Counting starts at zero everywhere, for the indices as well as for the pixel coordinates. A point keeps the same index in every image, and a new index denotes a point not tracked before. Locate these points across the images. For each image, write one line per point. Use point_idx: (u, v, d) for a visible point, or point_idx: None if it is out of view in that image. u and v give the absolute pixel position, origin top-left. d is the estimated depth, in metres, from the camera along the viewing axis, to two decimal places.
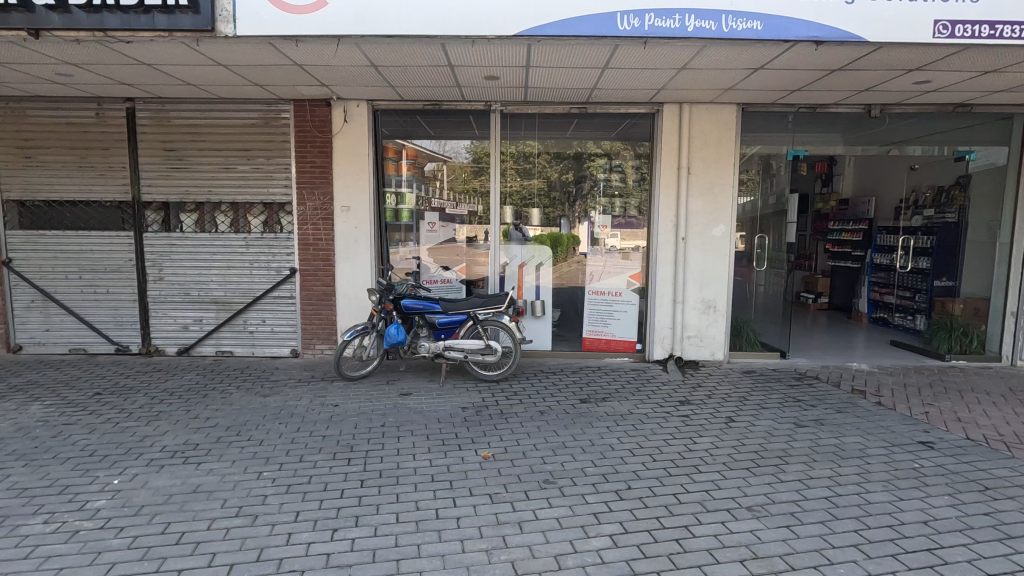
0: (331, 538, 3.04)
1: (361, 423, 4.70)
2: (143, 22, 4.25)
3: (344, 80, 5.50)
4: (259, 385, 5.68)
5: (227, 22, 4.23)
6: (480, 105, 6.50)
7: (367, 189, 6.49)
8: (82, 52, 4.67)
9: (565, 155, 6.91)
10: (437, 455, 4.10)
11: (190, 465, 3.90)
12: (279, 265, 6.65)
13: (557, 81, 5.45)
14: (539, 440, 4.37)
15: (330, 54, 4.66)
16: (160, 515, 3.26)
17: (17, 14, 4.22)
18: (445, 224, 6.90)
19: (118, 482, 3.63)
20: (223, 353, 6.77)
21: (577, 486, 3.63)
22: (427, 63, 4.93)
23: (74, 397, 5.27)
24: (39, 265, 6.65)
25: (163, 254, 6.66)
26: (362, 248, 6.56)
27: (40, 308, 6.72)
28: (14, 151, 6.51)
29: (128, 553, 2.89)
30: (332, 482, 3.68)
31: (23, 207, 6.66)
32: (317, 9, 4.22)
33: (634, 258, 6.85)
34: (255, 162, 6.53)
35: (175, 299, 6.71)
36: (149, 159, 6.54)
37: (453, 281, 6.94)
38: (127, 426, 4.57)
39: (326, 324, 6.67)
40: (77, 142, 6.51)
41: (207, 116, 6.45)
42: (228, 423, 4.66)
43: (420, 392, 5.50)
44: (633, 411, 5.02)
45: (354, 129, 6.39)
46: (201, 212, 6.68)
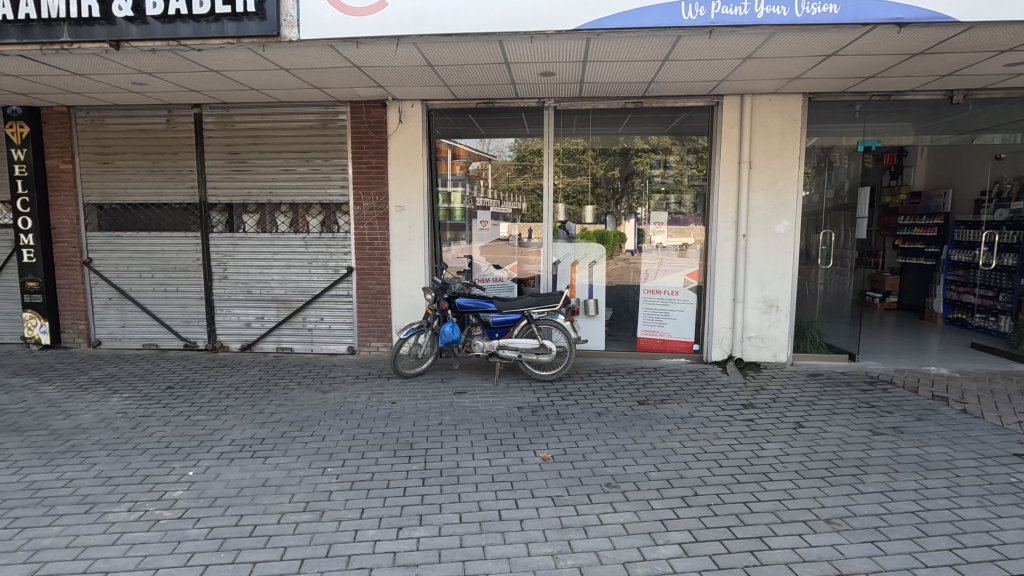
0: (397, 536, 3.06)
1: (418, 420, 4.74)
2: (213, 30, 4.40)
3: (401, 81, 5.55)
4: (318, 382, 5.83)
5: (291, 27, 4.34)
6: (533, 102, 6.46)
7: (420, 188, 6.54)
8: (157, 61, 4.89)
9: (611, 151, 6.76)
10: (496, 455, 4.08)
11: (258, 459, 4.03)
12: (337, 264, 6.80)
13: (613, 75, 5.33)
14: (598, 442, 4.28)
15: (389, 55, 4.71)
16: (233, 507, 3.37)
17: (100, 26, 4.46)
18: (497, 223, 6.87)
19: (192, 474, 3.78)
20: (283, 350, 6.99)
21: (641, 491, 3.53)
22: (484, 62, 4.91)
23: (149, 390, 5.54)
24: (116, 264, 7.04)
25: (227, 254, 6.92)
26: (416, 247, 6.63)
27: (117, 306, 7.11)
28: (93, 157, 6.91)
29: (206, 543, 3.00)
30: (394, 479, 3.72)
31: (103, 210, 7.05)
32: (377, 11, 4.27)
33: (692, 256, 6.64)
34: (314, 163, 6.68)
35: (238, 297, 6.97)
36: (215, 162, 6.80)
37: (505, 280, 6.91)
38: (198, 420, 4.76)
39: (381, 322, 6.79)
40: (149, 148, 6.84)
41: (268, 120, 6.66)
42: (292, 419, 4.79)
43: (475, 390, 5.51)
44: (694, 414, 4.86)
45: (409, 129, 6.46)
46: (262, 213, 6.89)
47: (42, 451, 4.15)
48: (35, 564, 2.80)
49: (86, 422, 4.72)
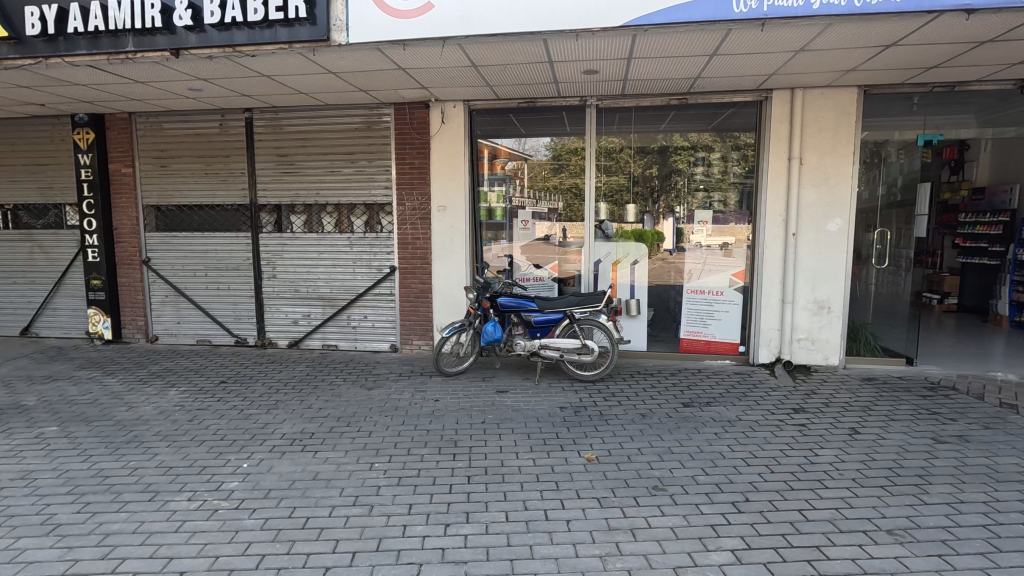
0: (445, 533, 3.09)
1: (462, 418, 4.77)
2: (266, 36, 4.54)
3: (444, 82, 5.60)
4: (363, 379, 5.94)
5: (340, 31, 4.44)
6: (575, 100, 6.42)
7: (462, 188, 6.59)
8: (214, 68, 5.08)
9: (650, 149, 6.65)
10: (540, 455, 4.07)
11: (309, 453, 4.14)
12: (380, 264, 6.92)
13: (658, 72, 5.25)
14: (643, 444, 4.22)
15: (435, 57, 4.76)
16: (286, 499, 3.47)
17: (162, 36, 4.67)
18: (538, 222, 6.86)
19: (247, 466, 3.92)
20: (328, 347, 7.16)
21: (689, 495, 3.46)
22: (528, 61, 4.91)
23: (203, 384, 5.78)
24: (172, 263, 7.35)
25: (276, 253, 7.14)
26: (457, 246, 6.68)
27: (172, 304, 7.43)
28: (151, 161, 7.23)
29: (261, 534, 3.09)
30: (441, 476, 3.75)
31: (160, 211, 7.37)
32: (423, 13, 4.33)
33: (737, 255, 6.47)
34: (359, 164, 6.81)
35: (286, 295, 7.17)
36: (265, 165, 7.02)
37: (546, 279, 6.89)
38: (250, 413, 4.93)
39: (423, 320, 6.88)
40: (203, 151, 7.11)
41: (315, 122, 6.83)
42: (339, 414, 4.90)
43: (516, 390, 5.51)
44: (741, 417, 4.73)
45: (451, 130, 6.52)
46: (309, 213, 7.06)
47: (108, 440, 4.38)
48: (106, 548, 2.96)
49: (147, 414, 4.95)
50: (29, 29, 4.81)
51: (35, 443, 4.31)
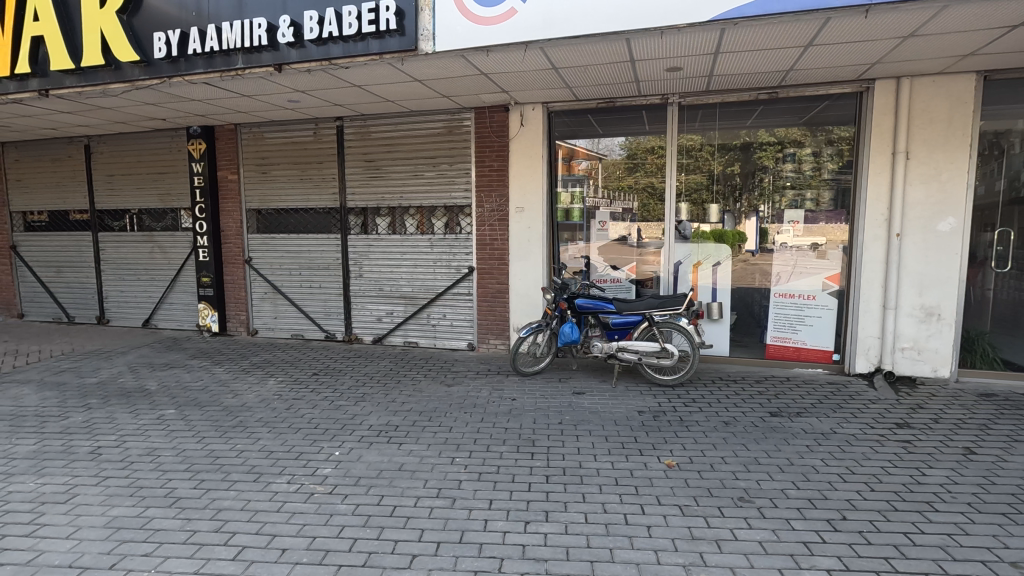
0: (525, 530, 3.14)
1: (539, 418, 4.81)
2: (359, 48, 4.80)
3: (525, 85, 5.67)
4: (443, 375, 6.14)
5: (427, 40, 4.62)
6: (656, 99, 6.28)
7: (540, 189, 6.65)
8: (311, 81, 5.45)
9: (732, 146, 6.40)
10: (618, 458, 4.03)
11: (394, 445, 4.33)
12: (459, 265, 7.11)
13: (746, 66, 5.04)
14: (727, 453, 4.07)
15: (517, 61, 4.84)
16: (374, 487, 3.66)
17: (267, 53, 5.06)
18: (615, 222, 6.78)
19: (338, 454, 4.17)
20: (409, 343, 7.45)
21: (779, 509, 3.30)
22: (609, 61, 4.87)
23: (298, 375, 6.20)
24: (270, 262, 7.93)
25: (363, 254, 7.52)
26: (534, 248, 6.75)
27: (271, 300, 8.02)
28: (254, 168, 7.83)
29: (353, 519, 3.28)
30: (519, 474, 3.81)
31: (261, 214, 7.97)
32: (506, 19, 4.42)
33: (832, 257, 6.09)
34: (440, 168, 7.04)
35: (371, 293, 7.54)
36: (354, 170, 7.41)
37: (623, 281, 6.81)
38: (341, 405, 5.23)
39: (500, 320, 7.00)
40: (299, 158, 7.62)
41: (400, 128, 7.12)
42: (420, 409, 5.09)
43: (593, 392, 5.48)
44: (835, 430, 4.44)
45: (530, 133, 6.60)
46: (393, 216, 7.38)
47: (217, 424, 4.80)
48: (219, 522, 3.26)
49: (249, 401, 5.38)
50: (156, 52, 5.37)
51: (157, 424, 4.82)
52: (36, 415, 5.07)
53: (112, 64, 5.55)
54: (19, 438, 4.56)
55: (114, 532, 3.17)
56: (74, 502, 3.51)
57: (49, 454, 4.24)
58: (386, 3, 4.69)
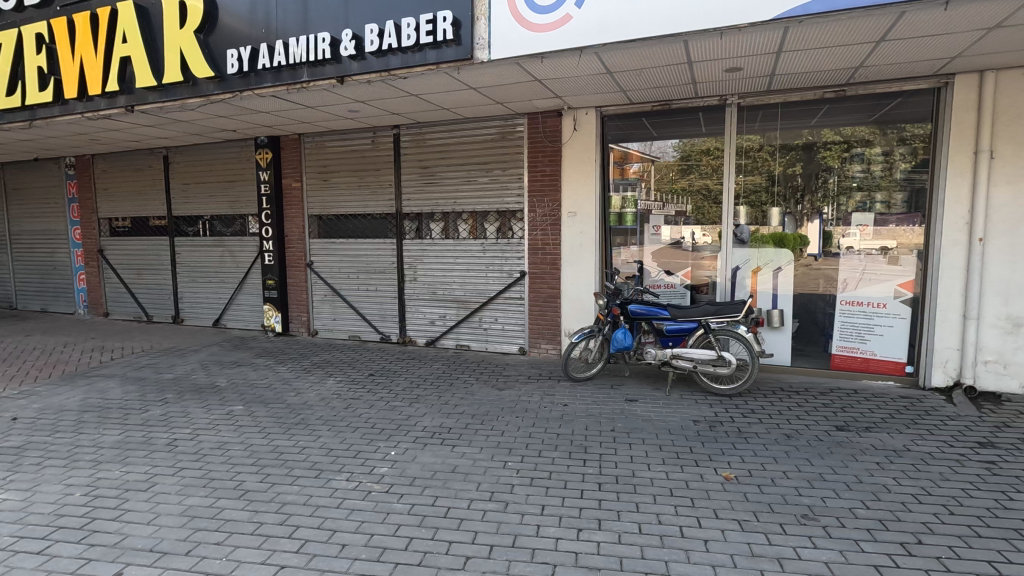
0: (577, 537, 3.12)
1: (591, 425, 4.78)
2: (417, 58, 4.93)
3: (578, 90, 5.66)
4: (494, 379, 6.19)
5: (483, 49, 4.70)
6: (714, 100, 6.12)
7: (593, 193, 6.61)
8: (371, 91, 5.64)
9: (794, 146, 6.18)
10: (673, 468, 3.94)
11: (447, 446, 4.41)
12: (511, 269, 7.16)
13: (810, 63, 4.84)
14: (788, 467, 3.91)
15: (571, 66, 4.85)
16: (429, 488, 3.74)
17: (330, 66, 5.28)
18: (669, 226, 6.66)
19: (394, 454, 4.28)
20: (461, 347, 7.57)
21: (847, 530, 3.13)
22: (666, 63, 4.79)
23: (356, 376, 6.41)
24: (330, 266, 8.25)
25: (417, 258, 7.69)
26: (586, 253, 6.71)
27: (330, 303, 8.34)
28: (315, 176, 8.17)
29: (409, 518, 3.36)
30: (571, 481, 3.79)
31: (321, 220, 8.30)
32: (561, 25, 4.43)
33: (904, 262, 5.73)
34: (493, 173, 7.11)
35: (425, 297, 7.70)
36: (409, 177, 7.61)
37: (678, 286, 6.67)
38: (396, 405, 5.38)
39: (551, 325, 7.00)
40: (358, 166, 7.89)
41: (454, 135, 7.25)
42: (473, 412, 5.16)
43: (646, 399, 5.39)
44: (909, 448, 4.18)
45: (582, 137, 6.57)
46: (446, 221, 7.51)
47: (280, 421, 5.04)
48: (283, 515, 3.42)
49: (310, 399, 5.62)
50: (229, 68, 5.71)
51: (226, 419, 5.10)
52: (120, 408, 5.47)
53: (189, 80, 5.94)
54: (106, 429, 4.93)
55: (189, 520, 3.39)
56: (153, 490, 3.77)
57: (131, 444, 4.57)
58: (443, 14, 4.80)
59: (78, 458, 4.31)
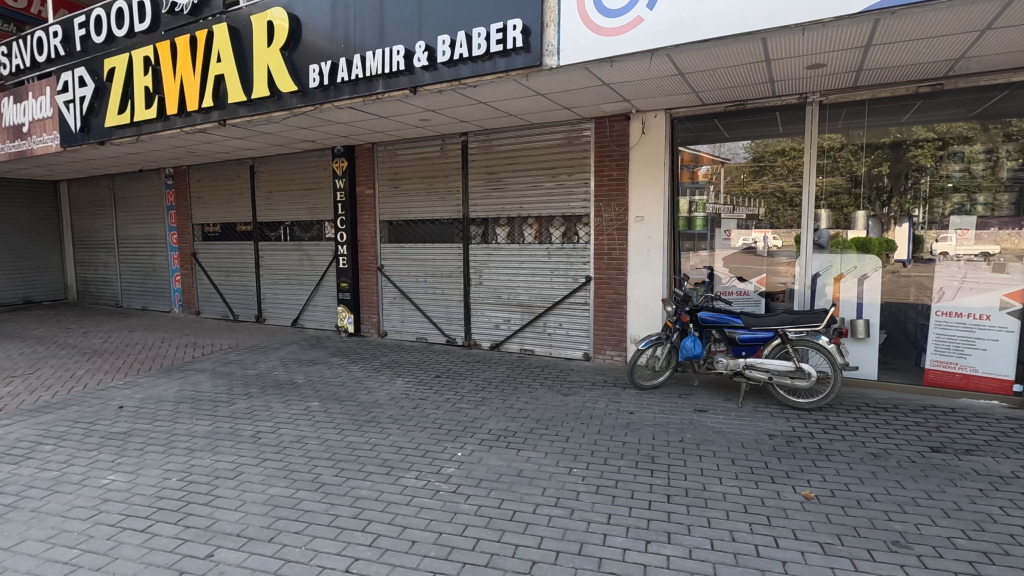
0: (646, 549, 3.06)
1: (658, 434, 4.67)
2: (487, 67, 5.02)
3: (648, 93, 5.57)
4: (559, 385, 6.17)
5: (552, 55, 4.73)
6: (793, 99, 5.84)
7: (661, 197, 6.47)
8: (442, 100, 5.81)
9: (880, 144, 5.80)
10: (746, 484, 3.78)
11: (513, 450, 4.45)
12: (576, 274, 7.13)
13: (903, 57, 4.52)
14: (876, 489, 3.65)
15: (642, 68, 4.78)
16: (495, 491, 3.78)
17: (404, 77, 5.48)
18: (742, 231, 6.42)
19: (461, 455, 4.36)
20: (525, 351, 7.61)
21: (945, 561, 2.88)
22: (742, 62, 4.63)
23: (424, 377, 6.59)
24: (399, 270, 8.53)
25: (483, 262, 7.80)
26: (654, 259, 6.58)
27: (399, 305, 8.62)
28: (387, 183, 8.49)
29: (476, 519, 3.41)
30: (639, 491, 3.72)
31: (392, 225, 8.60)
32: (632, 27, 4.38)
33: (1012, 270, 5.22)
34: (559, 179, 7.11)
35: (490, 301, 7.80)
36: (476, 182, 7.74)
37: (751, 293, 6.41)
38: (462, 407, 5.47)
39: (617, 331, 6.91)
40: (427, 173, 8.12)
41: (521, 141, 7.32)
42: (538, 417, 5.17)
43: (717, 410, 5.20)
44: (1018, 474, 3.79)
45: (651, 140, 6.45)
46: (512, 226, 7.58)
47: (354, 418, 5.26)
48: (357, 509, 3.57)
49: (380, 398, 5.82)
50: (311, 82, 6.04)
51: (305, 415, 5.38)
52: (210, 400, 5.90)
53: (275, 95, 6.34)
54: (198, 419, 5.34)
55: (272, 509, 3.60)
56: (240, 479, 4.04)
57: (220, 435, 4.92)
58: (513, 22, 4.86)
59: (174, 445, 4.69)
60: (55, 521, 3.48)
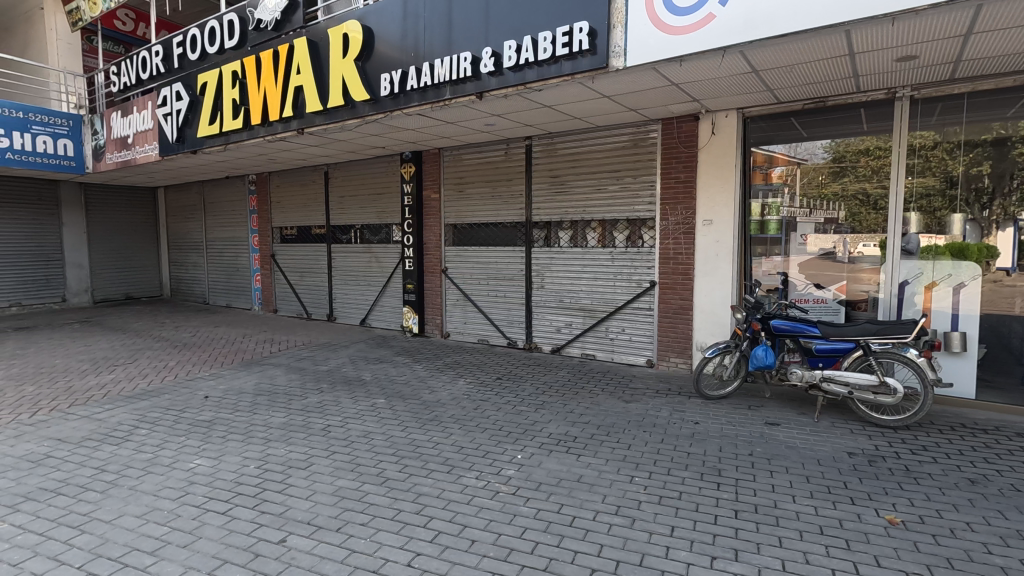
0: (711, 565, 2.94)
1: (725, 447, 4.48)
2: (552, 70, 5.03)
3: (719, 92, 5.39)
4: (621, 391, 6.05)
5: (618, 56, 4.68)
6: (880, 95, 5.46)
7: (732, 200, 6.22)
8: (507, 105, 5.87)
9: (981, 141, 5.34)
10: (823, 504, 3.55)
11: (573, 455, 4.41)
12: (640, 279, 6.99)
13: (1010, 45, 4.12)
14: (973, 519, 3.33)
15: (713, 67, 4.63)
16: (554, 495, 3.76)
17: (471, 83, 5.59)
18: (819, 235, 6.10)
19: (521, 458, 4.37)
20: (587, 356, 7.53)
21: None
22: (823, 57, 4.38)
23: (485, 378, 6.66)
24: (462, 272, 8.68)
25: (545, 266, 7.80)
26: (722, 264, 6.33)
27: (461, 307, 8.77)
28: (452, 187, 8.67)
29: (535, 522, 3.41)
30: (704, 504, 3.58)
31: (456, 228, 8.77)
32: (703, 25, 4.25)
33: None
34: (624, 181, 6.99)
35: (551, 305, 7.79)
36: (540, 186, 7.75)
37: (829, 301, 6.05)
38: (522, 410, 5.48)
39: (682, 338, 6.70)
40: (491, 176, 8.22)
41: (585, 144, 7.27)
42: (599, 423, 5.10)
43: (790, 424, 4.93)
44: None
45: (721, 141, 6.22)
46: (575, 229, 7.54)
47: (417, 416, 5.39)
48: (419, 506, 3.65)
49: (443, 398, 5.94)
50: (382, 90, 6.28)
51: (371, 411, 5.58)
52: (285, 394, 6.23)
53: (349, 103, 6.63)
54: (274, 411, 5.65)
55: (339, 500, 3.76)
56: (311, 470, 4.24)
57: (294, 427, 5.19)
58: (579, 25, 4.84)
59: (253, 435, 4.99)
60: (149, 499, 3.80)
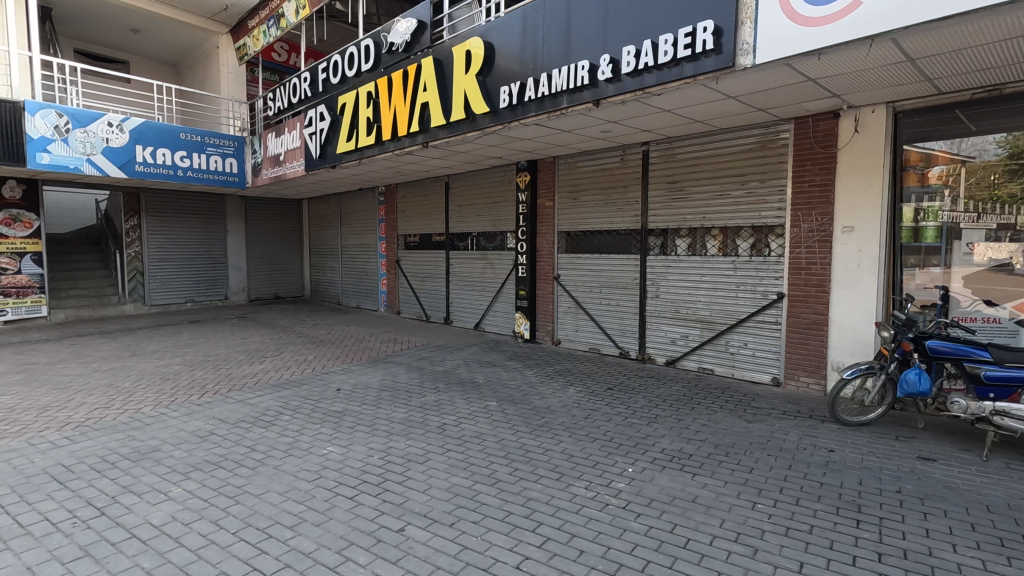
0: None
1: (867, 480, 4.01)
2: (673, 73, 4.87)
3: (864, 85, 4.87)
4: (742, 409, 5.67)
5: (747, 54, 4.42)
6: None
7: (877, 205, 5.59)
8: (624, 110, 5.78)
9: None
10: (993, 558, 3.04)
11: (687, 473, 4.20)
12: (766, 290, 6.50)
13: None
14: None
15: (857, 57, 4.20)
16: (667, 513, 3.61)
17: (588, 91, 5.59)
18: (990, 244, 5.24)
19: (632, 471, 4.25)
20: (704, 370, 7.15)
21: None
22: (998, 38, 3.79)
23: (595, 388, 6.57)
24: (574, 279, 8.68)
25: (660, 274, 7.55)
26: (865, 276, 5.70)
27: (573, 315, 8.77)
28: (567, 195, 8.71)
29: (646, 540, 3.29)
30: (840, 542, 3.23)
31: (569, 236, 8.80)
32: (847, 13, 3.88)
33: None
34: (750, 186, 6.57)
35: (666, 315, 7.51)
36: (657, 193, 7.53)
37: (1004, 321, 5.23)
38: (633, 423, 5.34)
39: (814, 355, 6.12)
40: (606, 184, 8.14)
41: (707, 147, 6.93)
42: (717, 442, 4.81)
43: (949, 460, 4.30)
44: None
45: (866, 139, 5.62)
46: (693, 237, 7.21)
47: (527, 421, 5.47)
48: (528, 510, 3.69)
49: (553, 405, 5.96)
50: (502, 103, 6.49)
51: (483, 413, 5.76)
52: (405, 391, 6.64)
53: (470, 116, 6.94)
54: (395, 407, 6.04)
55: (453, 497, 3.92)
56: (427, 465, 4.47)
57: (412, 423, 5.51)
58: (703, 24, 4.64)
59: (377, 427, 5.38)
60: (290, 478, 4.24)
